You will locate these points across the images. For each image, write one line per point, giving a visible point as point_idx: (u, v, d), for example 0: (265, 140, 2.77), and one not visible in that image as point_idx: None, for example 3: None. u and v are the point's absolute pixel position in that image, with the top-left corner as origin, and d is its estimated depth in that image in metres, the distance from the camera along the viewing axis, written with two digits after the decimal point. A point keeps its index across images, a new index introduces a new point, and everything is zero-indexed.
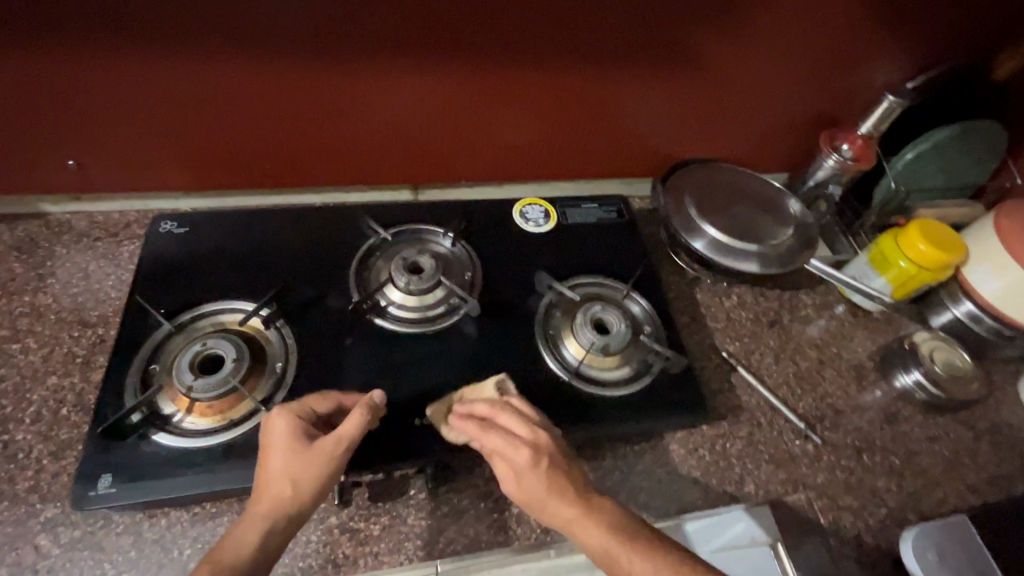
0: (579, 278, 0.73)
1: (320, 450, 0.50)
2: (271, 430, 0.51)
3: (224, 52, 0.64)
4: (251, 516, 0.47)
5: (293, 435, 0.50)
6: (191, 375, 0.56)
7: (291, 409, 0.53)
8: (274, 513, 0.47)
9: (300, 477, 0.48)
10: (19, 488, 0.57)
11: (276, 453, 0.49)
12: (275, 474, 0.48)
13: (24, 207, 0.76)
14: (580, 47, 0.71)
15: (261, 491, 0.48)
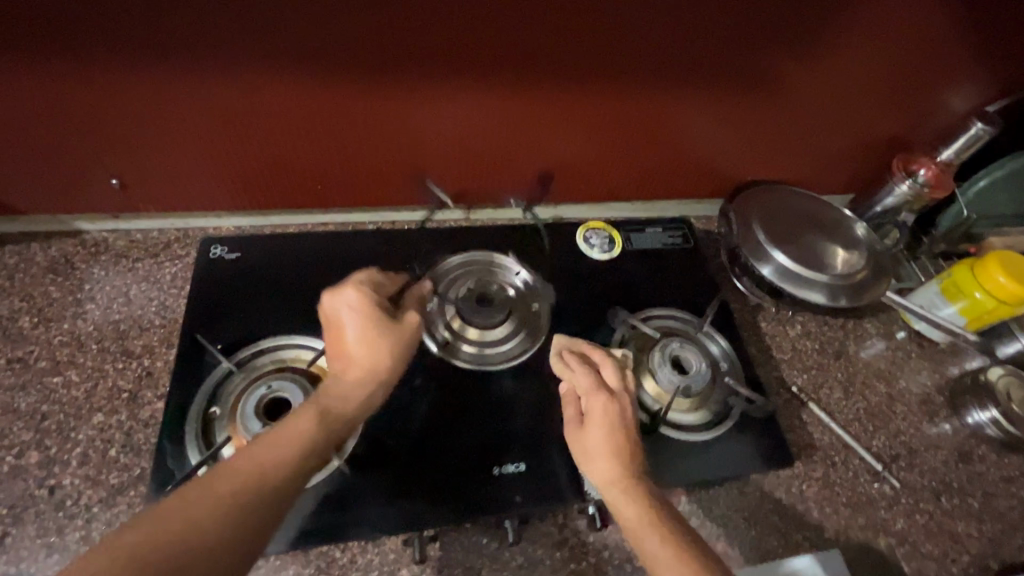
0: (650, 311, 0.70)
1: (405, 322, 0.55)
2: (349, 302, 0.53)
3: (285, 69, 0.59)
4: (344, 382, 0.50)
5: (372, 308, 0.54)
6: (259, 424, 0.53)
7: (365, 286, 0.56)
8: (371, 380, 0.50)
9: (394, 346, 0.52)
10: (69, 539, 0.53)
11: (362, 324, 0.53)
12: (366, 343, 0.51)
13: (61, 225, 0.71)
14: (653, 68, 0.67)
15: (350, 359, 0.51)
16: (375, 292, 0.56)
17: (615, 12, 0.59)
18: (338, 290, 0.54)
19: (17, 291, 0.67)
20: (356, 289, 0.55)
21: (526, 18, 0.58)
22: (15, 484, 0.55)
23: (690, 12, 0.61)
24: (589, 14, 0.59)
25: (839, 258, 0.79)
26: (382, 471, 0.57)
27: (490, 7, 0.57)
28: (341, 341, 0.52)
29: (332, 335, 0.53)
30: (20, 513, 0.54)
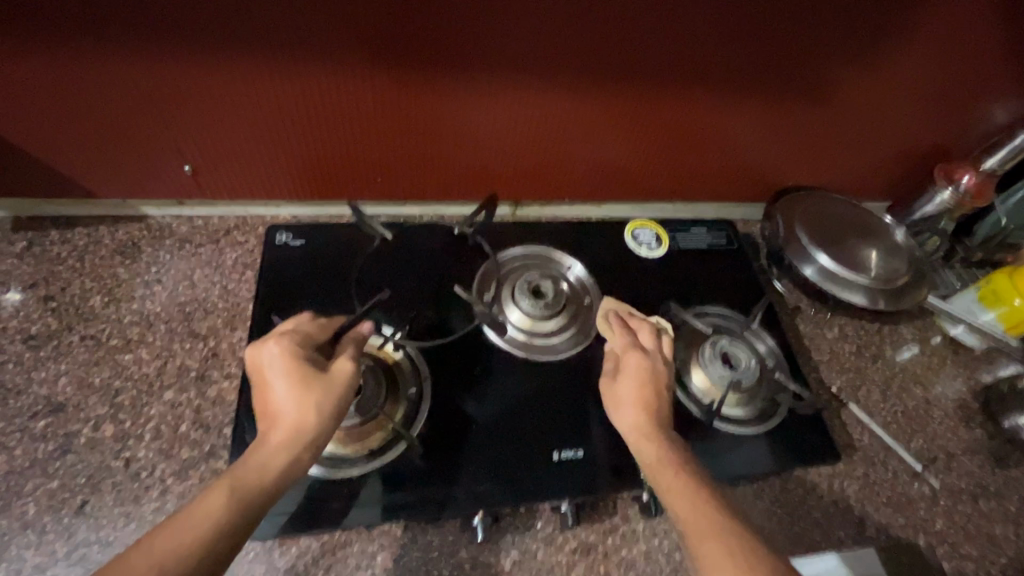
0: (699, 308, 0.73)
1: (333, 373, 0.48)
2: (271, 356, 0.49)
3: (359, 65, 0.62)
4: (268, 445, 0.44)
5: (295, 361, 0.48)
6: None
7: (291, 337, 0.50)
8: (297, 442, 0.44)
9: (321, 400, 0.46)
10: (145, 510, 0.55)
11: (284, 379, 0.47)
12: (288, 399, 0.46)
13: (128, 209, 0.74)
14: (708, 75, 0.69)
15: (274, 417, 0.45)
16: (301, 343, 0.50)
17: (680, 19, 0.61)
18: (262, 343, 0.50)
19: (88, 271, 0.69)
20: (280, 341, 0.49)
21: (594, 24, 0.60)
22: (92, 455, 0.57)
23: (753, 20, 0.62)
24: (656, 20, 0.61)
25: (872, 261, 0.80)
26: (446, 453, 0.59)
27: (562, 11, 0.59)
28: (265, 399, 0.47)
29: (259, 394, 0.48)
30: (97, 483, 0.56)
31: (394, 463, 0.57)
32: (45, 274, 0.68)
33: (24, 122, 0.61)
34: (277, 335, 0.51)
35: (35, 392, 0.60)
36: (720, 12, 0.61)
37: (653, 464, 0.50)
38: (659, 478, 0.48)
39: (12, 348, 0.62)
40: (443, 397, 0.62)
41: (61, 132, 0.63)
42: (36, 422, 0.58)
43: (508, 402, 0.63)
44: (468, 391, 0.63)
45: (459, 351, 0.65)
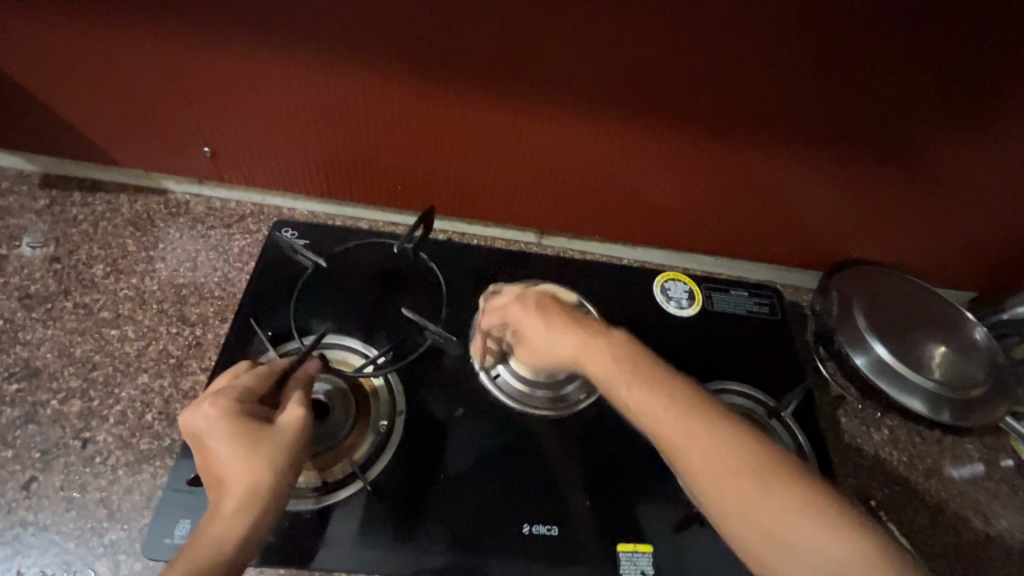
0: (722, 385, 0.64)
1: (281, 425, 0.45)
2: (208, 418, 0.44)
3: (392, 66, 0.58)
4: (222, 514, 0.41)
5: (237, 421, 0.44)
6: None
7: (228, 394, 0.46)
8: (254, 504, 0.41)
9: (270, 458, 0.43)
10: (88, 498, 0.52)
11: (228, 442, 0.43)
12: (235, 461, 0.42)
13: (150, 181, 0.73)
14: (774, 124, 0.61)
15: (224, 484, 0.42)
16: (241, 398, 0.46)
17: (752, 56, 0.54)
18: (195, 406, 0.45)
19: (99, 238, 0.69)
20: (216, 400, 0.45)
21: (649, 53, 0.54)
22: (53, 430, 0.55)
23: (838, 67, 0.54)
24: (724, 55, 0.54)
25: (940, 359, 0.69)
26: (408, 500, 0.53)
27: (618, 31, 0.53)
28: (210, 466, 0.43)
29: (203, 462, 0.44)
30: (50, 460, 0.54)
31: (348, 500, 0.52)
32: (58, 234, 0.68)
33: (58, 82, 0.61)
34: (213, 394, 0.46)
35: (16, 353, 0.59)
36: (801, 53, 0.53)
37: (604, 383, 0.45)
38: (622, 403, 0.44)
39: (7, 305, 0.62)
40: (418, 435, 0.56)
41: (92, 96, 0.63)
42: (9, 385, 0.57)
43: (488, 454, 0.56)
44: (444, 434, 0.57)
45: (445, 385, 0.60)
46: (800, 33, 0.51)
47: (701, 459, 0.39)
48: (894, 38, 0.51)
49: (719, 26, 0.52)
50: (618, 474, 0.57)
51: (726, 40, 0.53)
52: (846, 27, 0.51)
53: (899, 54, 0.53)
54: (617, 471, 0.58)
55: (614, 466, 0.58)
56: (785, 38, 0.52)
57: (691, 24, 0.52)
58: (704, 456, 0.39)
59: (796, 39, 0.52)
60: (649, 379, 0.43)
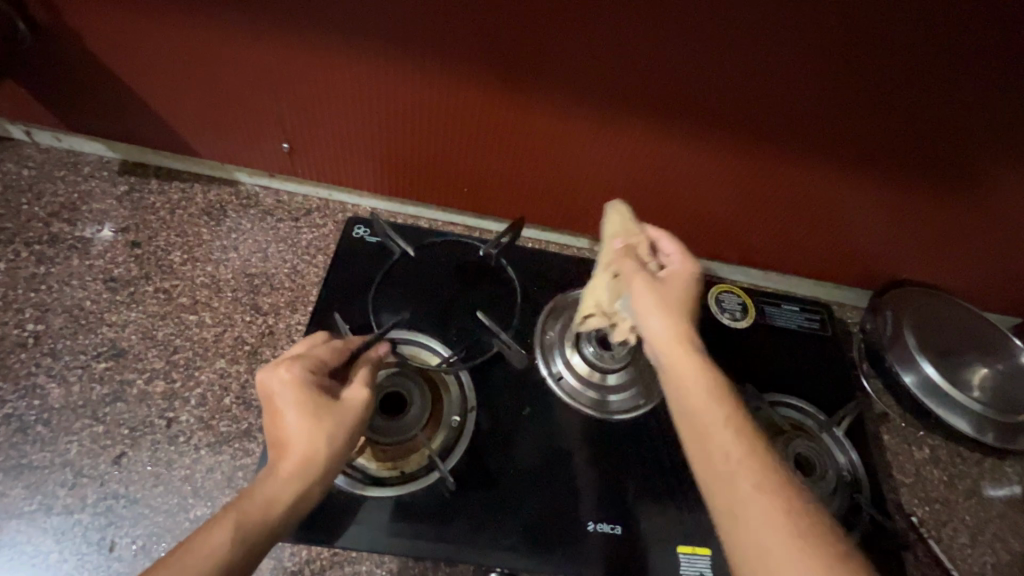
0: (775, 398, 0.66)
1: (347, 404, 0.47)
2: (283, 381, 0.46)
3: (477, 78, 0.59)
4: (276, 477, 0.42)
5: (307, 390, 0.46)
6: (377, 417, 0.55)
7: (303, 361, 0.48)
8: (307, 474, 0.42)
9: (332, 433, 0.44)
10: (174, 475, 0.55)
11: (296, 409, 0.45)
12: (301, 429, 0.44)
13: (223, 172, 0.75)
14: (845, 150, 0.61)
15: (285, 447, 0.43)
16: (315, 369, 0.48)
17: (839, 81, 0.54)
18: (272, 366, 0.47)
19: (176, 225, 0.71)
20: (292, 366, 0.47)
21: (733, 78, 0.55)
22: (140, 408, 0.58)
23: (922, 94, 0.54)
24: (810, 79, 0.54)
25: (985, 381, 0.70)
26: (479, 493, 0.55)
27: (707, 54, 0.53)
28: (276, 427, 0.45)
29: (269, 419, 0.45)
30: (138, 437, 0.57)
31: (423, 492, 0.54)
32: (137, 220, 0.71)
33: (149, 76, 0.63)
34: (290, 359, 0.48)
35: (104, 333, 0.62)
36: (887, 81, 0.53)
37: (681, 356, 0.46)
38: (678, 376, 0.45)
39: (93, 287, 0.65)
40: (486, 433, 0.58)
41: (181, 94, 0.65)
42: (98, 364, 0.60)
43: (551, 454, 0.58)
44: (511, 434, 0.58)
45: (510, 385, 0.61)
46: (890, 61, 0.51)
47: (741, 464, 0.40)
48: (986, 70, 0.51)
49: (811, 50, 0.51)
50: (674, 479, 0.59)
51: (815, 65, 0.53)
52: (939, 57, 0.51)
53: (987, 87, 0.52)
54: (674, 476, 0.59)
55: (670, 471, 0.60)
56: (875, 65, 0.52)
57: (781, 49, 0.52)
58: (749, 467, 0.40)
59: (884, 67, 0.52)
60: (721, 392, 0.44)
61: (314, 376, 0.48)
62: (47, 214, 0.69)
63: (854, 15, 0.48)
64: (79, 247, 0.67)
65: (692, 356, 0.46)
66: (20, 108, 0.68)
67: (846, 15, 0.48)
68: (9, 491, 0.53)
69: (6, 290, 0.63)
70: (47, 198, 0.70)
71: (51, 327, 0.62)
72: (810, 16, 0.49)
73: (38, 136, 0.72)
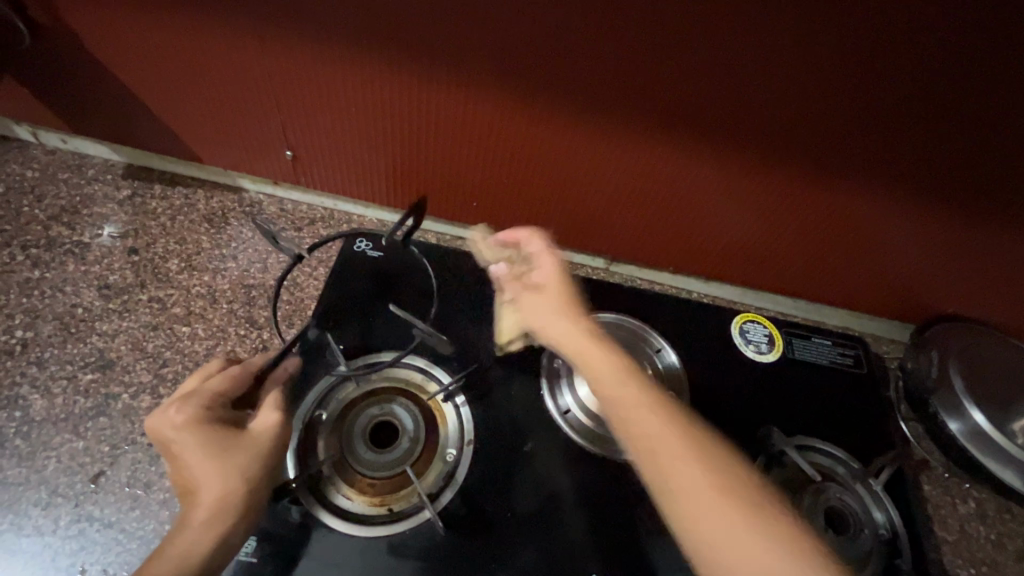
0: (806, 441, 0.60)
1: (256, 434, 0.45)
2: (176, 427, 0.44)
3: (485, 90, 0.55)
4: (192, 526, 0.42)
5: (207, 430, 0.44)
6: (365, 448, 0.52)
7: (197, 400, 0.45)
8: (220, 519, 0.42)
9: (244, 468, 0.43)
10: (153, 498, 0.52)
11: (199, 452, 0.43)
12: (205, 473, 0.42)
13: (226, 179, 0.73)
14: (884, 181, 0.55)
15: (195, 494, 0.43)
16: (211, 405, 0.46)
17: (878, 114, 0.48)
18: (163, 411, 0.45)
19: (175, 232, 0.69)
20: (183, 407, 0.44)
21: (760, 100, 0.49)
22: (122, 424, 0.56)
23: (975, 129, 0.48)
24: (846, 110, 0.49)
25: None
26: (476, 537, 0.50)
27: (732, 78, 0.48)
28: (181, 475, 0.43)
29: (172, 468, 0.44)
30: (118, 455, 0.54)
31: (413, 533, 0.50)
32: (137, 225, 0.69)
33: (150, 81, 0.61)
34: (181, 398, 0.46)
35: (93, 343, 0.60)
36: (934, 117, 0.48)
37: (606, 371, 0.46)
38: (622, 402, 0.44)
39: (87, 293, 0.63)
40: (484, 468, 0.54)
41: (184, 100, 0.63)
42: (84, 375, 0.58)
43: (554, 495, 0.53)
44: (511, 470, 0.54)
45: (512, 416, 0.57)
46: (938, 97, 0.46)
47: (688, 461, 0.41)
48: None
49: (847, 80, 0.46)
50: None
51: (853, 95, 0.47)
52: (995, 95, 0.45)
53: None
54: None
55: None
56: (921, 99, 0.46)
57: (814, 77, 0.47)
58: (703, 468, 0.40)
59: (932, 101, 0.46)
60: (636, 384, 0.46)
61: (211, 411, 0.46)
62: (47, 217, 0.67)
63: (902, 45, 0.43)
64: (75, 251, 0.66)
65: (610, 359, 0.47)
66: (26, 109, 0.67)
67: (893, 43, 0.43)
68: None
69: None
70: (48, 201, 0.68)
71: (40, 334, 0.60)
72: (849, 43, 0.44)
73: (44, 138, 0.71)
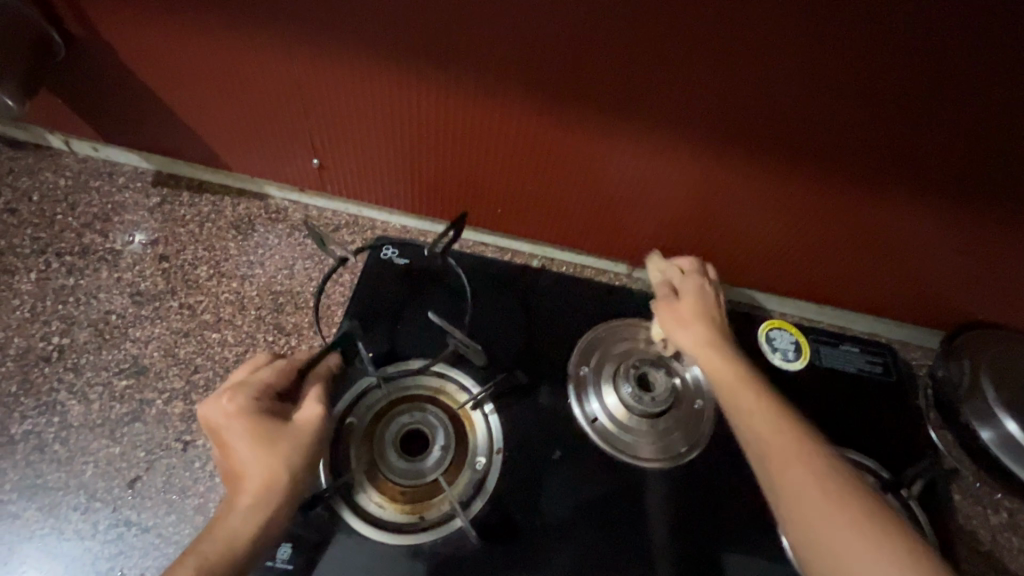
0: (834, 452, 0.60)
1: (301, 426, 0.46)
2: (227, 414, 0.45)
3: (512, 97, 0.55)
4: (237, 510, 0.42)
5: (256, 419, 0.45)
6: (395, 456, 0.52)
7: (248, 389, 0.46)
8: (268, 503, 0.42)
9: (289, 457, 0.44)
10: (186, 504, 0.53)
11: (247, 441, 0.44)
12: (255, 459, 0.43)
13: (253, 186, 0.74)
14: (912, 184, 0.54)
15: (240, 480, 0.43)
16: (260, 396, 0.46)
17: (909, 117, 0.48)
18: (215, 397, 0.46)
19: (203, 239, 0.70)
20: (235, 396, 0.45)
21: (789, 104, 0.49)
22: (157, 430, 0.57)
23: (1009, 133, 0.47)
24: (880, 115, 0.48)
25: None
26: (506, 546, 0.51)
27: (762, 81, 0.48)
28: (229, 460, 0.44)
29: (219, 454, 0.44)
30: (153, 460, 0.55)
31: (446, 541, 0.50)
32: (166, 233, 0.70)
33: (181, 90, 0.62)
34: (233, 386, 0.46)
35: (127, 349, 0.61)
36: (969, 121, 0.47)
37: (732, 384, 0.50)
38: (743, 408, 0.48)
39: (120, 300, 0.64)
40: (512, 476, 0.54)
41: (215, 110, 0.64)
42: (119, 381, 0.59)
43: (582, 503, 0.53)
44: (539, 478, 0.54)
45: (539, 423, 0.57)
46: (971, 103, 0.45)
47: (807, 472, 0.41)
48: None
49: (878, 84, 0.46)
50: (715, 541, 0.54)
51: (886, 101, 0.47)
52: None
53: None
54: (714, 536, 0.54)
55: (710, 529, 0.54)
56: (956, 103, 0.46)
57: (845, 79, 0.46)
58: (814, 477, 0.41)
59: (966, 107, 0.46)
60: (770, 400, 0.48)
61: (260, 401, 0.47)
62: (80, 225, 0.69)
63: (937, 52, 0.43)
64: (108, 259, 0.67)
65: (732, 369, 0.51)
66: (60, 118, 0.68)
67: (929, 45, 0.42)
68: (23, 512, 0.53)
69: (35, 302, 0.63)
70: (81, 209, 0.70)
71: (76, 341, 0.61)
72: (886, 48, 0.43)
73: (76, 147, 0.72)
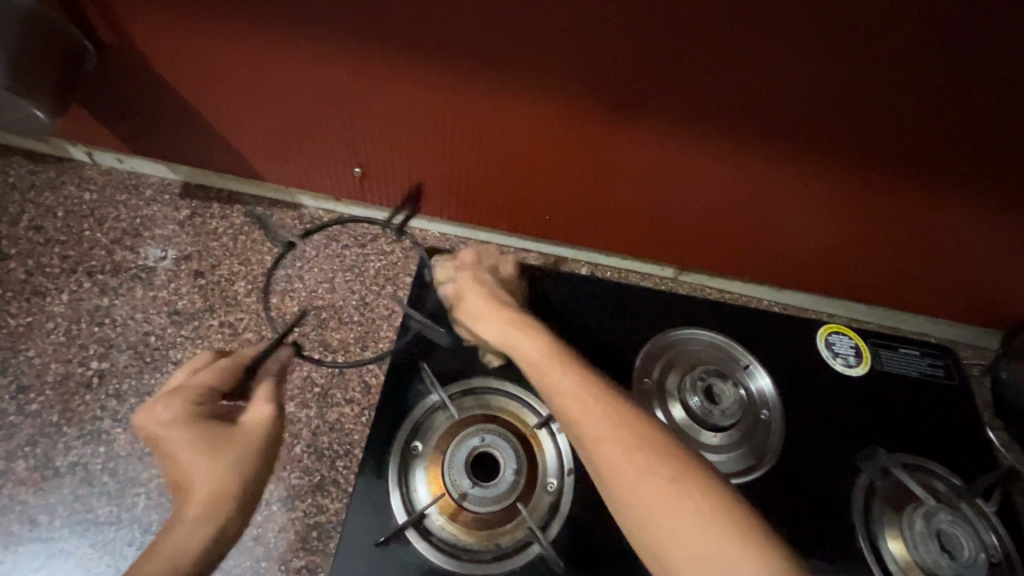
0: (906, 460, 0.58)
1: (249, 428, 0.42)
2: (164, 421, 0.41)
3: (567, 103, 0.52)
4: (183, 521, 0.37)
5: (199, 425, 0.41)
6: (468, 481, 0.50)
7: (186, 394, 0.42)
8: (216, 511, 0.38)
9: (237, 461, 0.40)
10: (246, 535, 0.52)
11: (189, 448, 0.40)
12: (199, 464, 0.39)
13: (286, 196, 0.71)
14: (987, 188, 0.52)
15: (188, 490, 0.39)
16: (199, 399, 0.42)
17: (995, 120, 0.45)
18: (150, 405, 0.42)
19: (239, 253, 0.67)
20: (170, 402, 0.41)
21: (869, 109, 0.46)
22: None
23: None
24: (961, 116, 0.46)
25: None
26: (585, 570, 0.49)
27: (843, 85, 0.45)
28: (171, 471, 0.40)
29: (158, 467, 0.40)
30: None
31: (524, 568, 0.48)
32: (200, 247, 0.67)
33: (213, 98, 0.59)
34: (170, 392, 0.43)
35: (170, 372, 0.59)
36: None
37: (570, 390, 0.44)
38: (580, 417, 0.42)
39: (157, 320, 0.62)
40: (583, 498, 0.52)
41: (249, 118, 0.61)
42: None
43: None
44: (610, 498, 0.52)
45: None
46: None
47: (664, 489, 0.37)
48: None
49: (968, 86, 0.43)
50: None
51: (972, 103, 0.44)
52: None
53: None
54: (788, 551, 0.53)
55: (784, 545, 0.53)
56: None
57: (933, 82, 0.43)
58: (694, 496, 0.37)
59: None
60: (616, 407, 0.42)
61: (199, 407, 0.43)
62: (110, 241, 0.66)
63: None
64: (142, 276, 0.64)
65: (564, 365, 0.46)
66: (83, 128, 0.65)
67: None
68: (76, 549, 0.50)
69: (70, 324, 0.60)
70: (109, 224, 0.67)
71: (116, 365, 0.59)
72: (983, 50, 0.41)
73: (99, 158, 0.69)
